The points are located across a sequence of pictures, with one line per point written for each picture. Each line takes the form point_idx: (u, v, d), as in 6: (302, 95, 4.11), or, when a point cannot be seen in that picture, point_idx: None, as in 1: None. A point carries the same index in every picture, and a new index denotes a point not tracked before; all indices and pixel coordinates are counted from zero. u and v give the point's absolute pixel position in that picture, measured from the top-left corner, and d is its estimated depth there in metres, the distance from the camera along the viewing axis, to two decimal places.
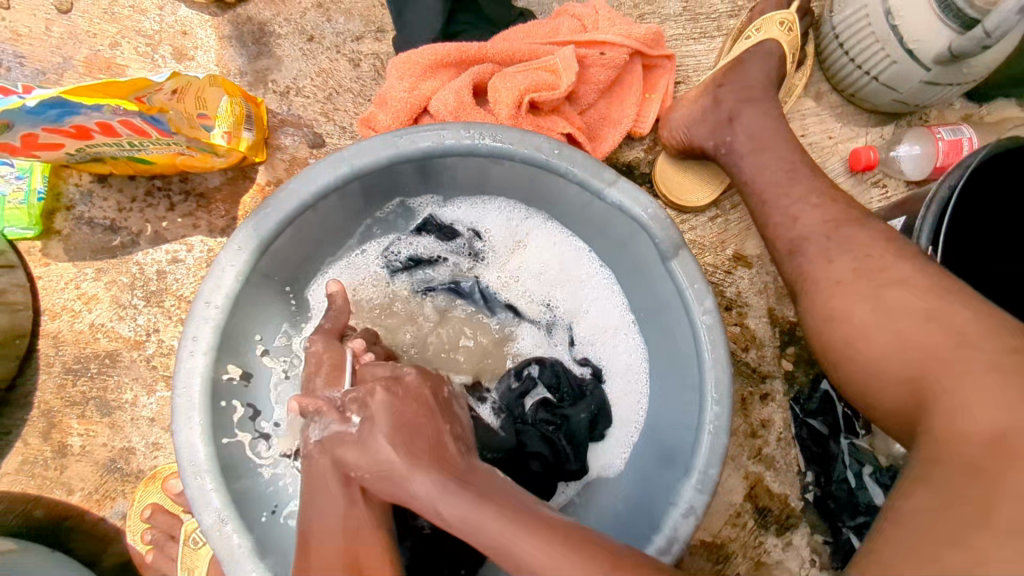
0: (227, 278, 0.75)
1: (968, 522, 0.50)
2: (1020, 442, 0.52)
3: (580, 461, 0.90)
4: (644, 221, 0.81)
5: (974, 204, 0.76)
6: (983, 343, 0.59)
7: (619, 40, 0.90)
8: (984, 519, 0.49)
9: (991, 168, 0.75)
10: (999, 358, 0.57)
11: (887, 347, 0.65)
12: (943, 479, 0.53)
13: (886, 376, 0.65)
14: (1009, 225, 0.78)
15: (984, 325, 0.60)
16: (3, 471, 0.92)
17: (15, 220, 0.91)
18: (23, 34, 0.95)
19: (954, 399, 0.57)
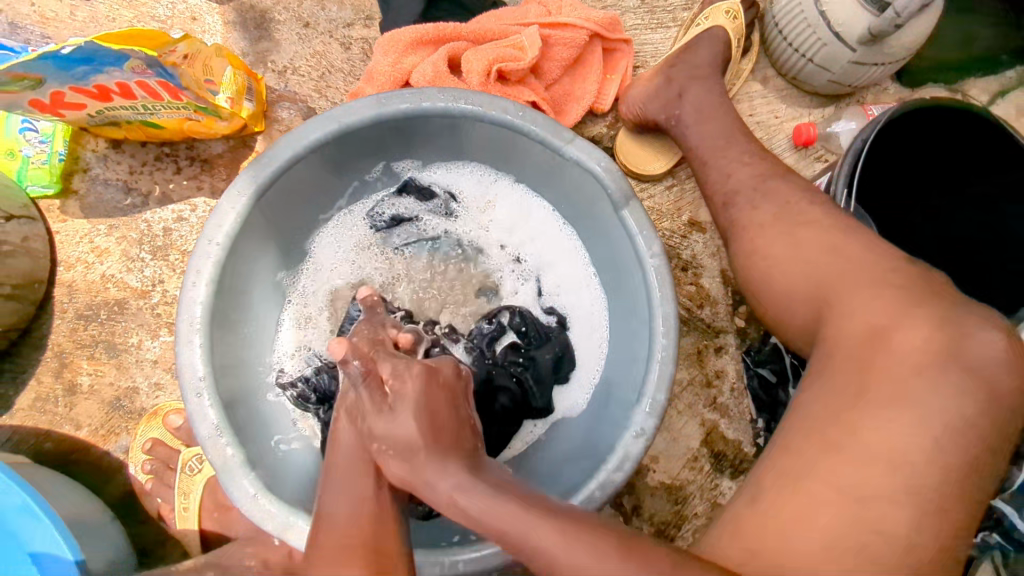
0: (228, 219, 0.84)
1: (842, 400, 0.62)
2: (892, 335, 0.63)
3: (545, 398, 1.00)
4: (598, 174, 0.91)
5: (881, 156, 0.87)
6: (870, 262, 0.69)
7: (578, 22, 1.02)
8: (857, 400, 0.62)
9: (896, 126, 0.85)
10: (880, 275, 0.68)
11: (794, 272, 0.74)
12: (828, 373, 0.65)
13: (796, 297, 0.74)
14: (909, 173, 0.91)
15: (870, 250, 0.71)
16: (18, 407, 1.00)
17: (38, 179, 1.02)
18: (50, 17, 1.06)
19: (844, 307, 0.68)
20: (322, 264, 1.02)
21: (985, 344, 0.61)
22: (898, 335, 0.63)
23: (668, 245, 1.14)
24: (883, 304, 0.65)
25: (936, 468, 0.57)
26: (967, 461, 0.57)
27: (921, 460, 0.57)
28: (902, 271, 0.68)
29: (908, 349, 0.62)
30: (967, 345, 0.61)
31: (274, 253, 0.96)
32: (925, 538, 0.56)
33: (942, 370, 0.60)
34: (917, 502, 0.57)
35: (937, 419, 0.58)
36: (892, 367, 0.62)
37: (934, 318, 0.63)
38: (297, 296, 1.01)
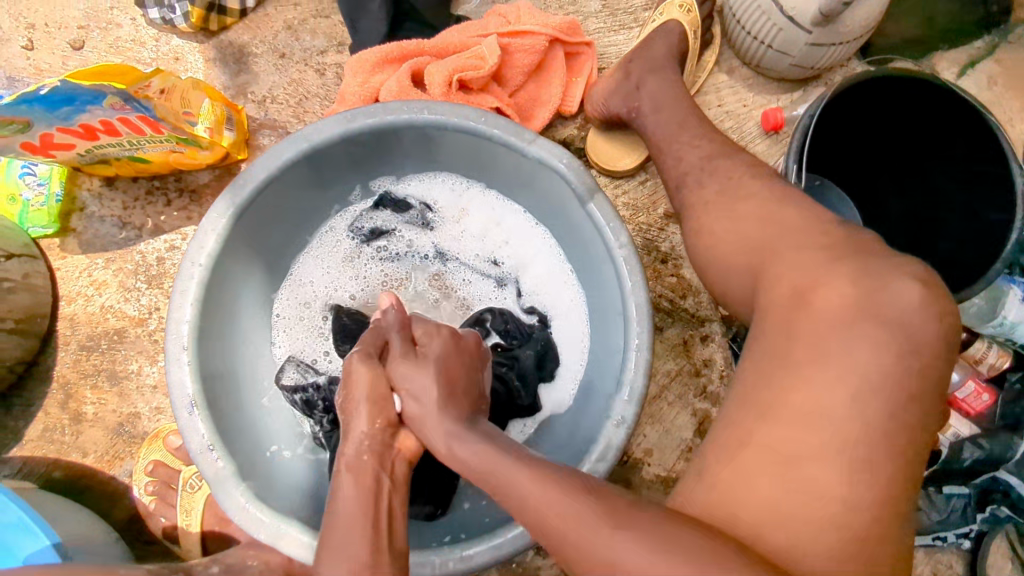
0: (209, 240, 0.88)
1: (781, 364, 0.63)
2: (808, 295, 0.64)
3: (531, 396, 1.00)
4: (561, 171, 0.93)
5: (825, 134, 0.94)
6: (806, 230, 0.70)
7: (537, 29, 1.06)
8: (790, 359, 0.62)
9: (837, 104, 0.90)
10: (815, 238, 0.69)
11: (736, 245, 0.75)
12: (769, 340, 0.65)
13: (729, 266, 0.75)
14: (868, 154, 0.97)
15: (800, 215, 0.72)
16: (27, 438, 1.03)
17: (38, 220, 1.07)
18: (45, 69, 1.14)
19: (773, 273, 0.69)
20: (306, 281, 1.06)
21: (918, 295, 0.61)
22: (818, 294, 0.64)
23: (646, 239, 1.15)
24: (800, 267, 0.66)
25: (874, 424, 0.58)
26: (902, 416, 0.58)
27: (870, 418, 0.58)
28: (830, 233, 0.68)
29: (824, 306, 0.62)
30: (893, 295, 0.61)
31: (259, 272, 1.00)
32: (864, 492, 0.57)
33: (874, 325, 0.60)
34: (855, 458, 0.58)
35: (871, 375, 0.59)
36: (808, 329, 0.62)
37: (850, 274, 0.64)
38: (286, 314, 1.04)
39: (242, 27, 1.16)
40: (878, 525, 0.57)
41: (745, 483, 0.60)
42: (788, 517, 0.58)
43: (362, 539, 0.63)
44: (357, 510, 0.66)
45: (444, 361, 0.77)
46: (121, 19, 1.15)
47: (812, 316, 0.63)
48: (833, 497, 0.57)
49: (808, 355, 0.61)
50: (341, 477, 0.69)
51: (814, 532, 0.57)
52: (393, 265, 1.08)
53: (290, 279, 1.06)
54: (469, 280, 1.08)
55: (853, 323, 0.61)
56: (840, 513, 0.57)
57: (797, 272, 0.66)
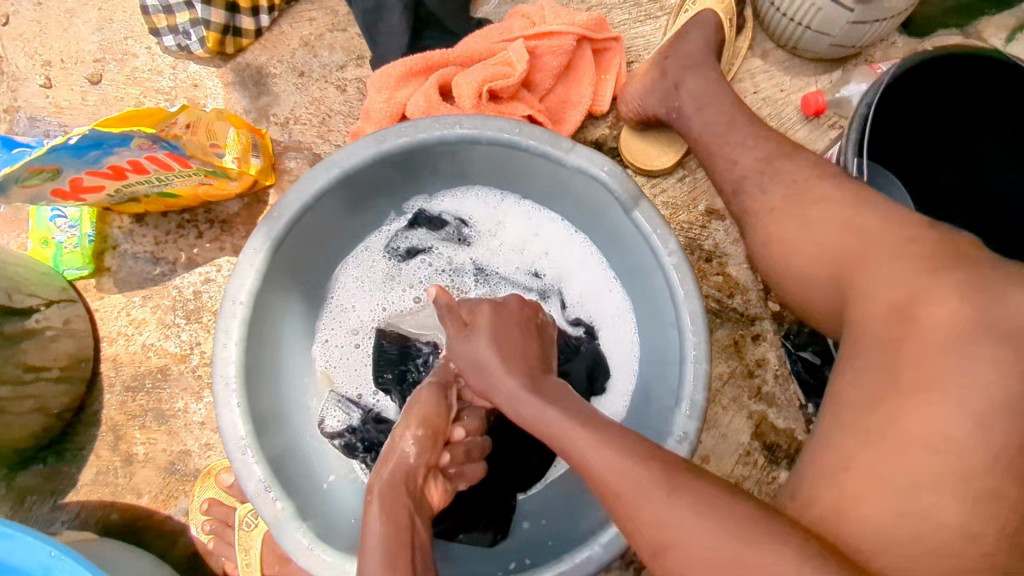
0: (249, 277, 0.87)
1: (881, 387, 0.60)
2: (915, 307, 0.61)
3: (584, 411, 0.98)
4: (603, 179, 0.90)
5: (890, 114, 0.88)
6: (884, 233, 0.68)
7: (564, 29, 1.02)
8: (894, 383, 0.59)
9: (905, 82, 0.85)
10: (898, 245, 0.67)
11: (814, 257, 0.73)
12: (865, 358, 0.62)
13: (814, 276, 0.73)
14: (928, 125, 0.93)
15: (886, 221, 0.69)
16: (81, 483, 1.02)
17: (72, 262, 1.06)
18: (65, 106, 1.12)
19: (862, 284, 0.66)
20: (347, 308, 1.04)
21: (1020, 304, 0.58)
22: (922, 306, 0.61)
23: (689, 238, 1.12)
24: (898, 278, 0.64)
25: (984, 445, 0.54)
26: (1015, 435, 0.55)
27: (978, 440, 0.55)
28: (923, 239, 0.66)
29: (938, 321, 0.59)
30: (998, 307, 0.58)
31: (298, 304, 0.98)
32: (979, 517, 0.54)
33: (977, 339, 0.57)
34: (966, 482, 0.54)
35: (978, 394, 0.55)
36: (922, 341, 0.59)
37: (959, 287, 0.60)
38: (328, 342, 1.03)
39: (259, 47, 1.13)
40: (998, 555, 0.54)
41: (840, 516, 0.57)
42: (893, 549, 0.55)
43: (401, 557, 0.65)
44: (390, 534, 0.66)
45: (494, 334, 0.76)
46: (137, 49, 1.13)
47: (917, 334, 0.60)
48: (945, 522, 0.54)
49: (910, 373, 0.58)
50: (372, 504, 0.69)
51: (922, 565, 0.54)
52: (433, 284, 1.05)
53: (330, 307, 1.04)
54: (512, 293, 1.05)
55: (965, 338, 0.58)
56: (953, 543, 0.54)
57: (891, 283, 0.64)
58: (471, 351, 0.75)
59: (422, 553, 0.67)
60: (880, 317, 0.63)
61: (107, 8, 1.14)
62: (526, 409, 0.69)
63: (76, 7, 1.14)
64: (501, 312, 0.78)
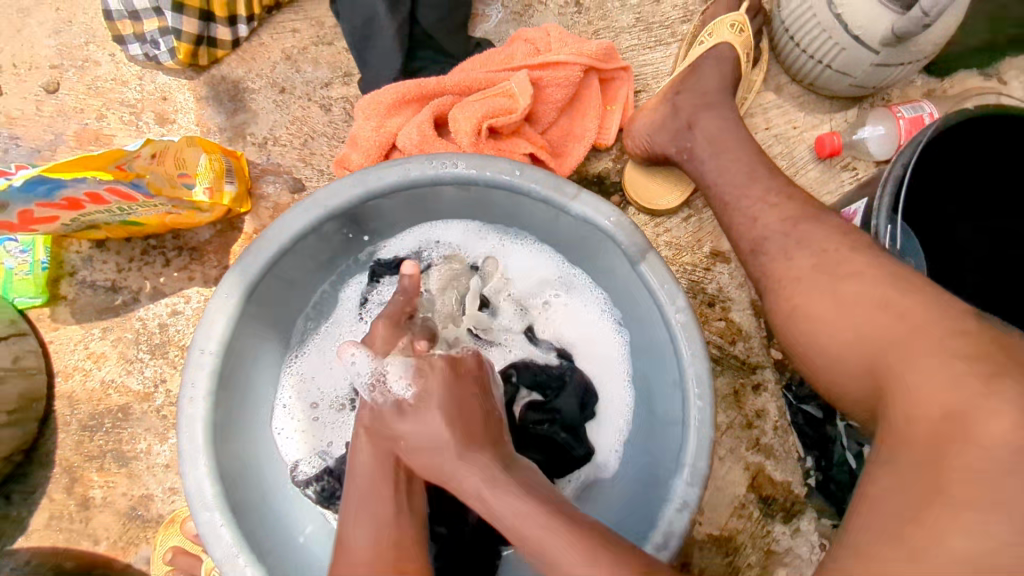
0: (218, 326, 0.80)
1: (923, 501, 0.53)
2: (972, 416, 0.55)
3: (585, 446, 0.93)
4: (610, 230, 0.83)
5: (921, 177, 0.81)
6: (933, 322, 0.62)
7: (571, 59, 0.94)
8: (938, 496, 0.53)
9: (940, 144, 0.78)
10: (951, 334, 0.60)
11: (850, 335, 0.68)
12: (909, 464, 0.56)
13: (846, 357, 0.69)
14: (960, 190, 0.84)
15: (934, 309, 0.63)
16: (33, 528, 0.97)
17: (24, 290, 0.97)
18: (16, 116, 1.01)
19: (907, 381, 0.60)
20: (329, 346, 0.97)
21: None
22: (975, 417, 0.54)
23: (692, 281, 1.06)
24: (950, 378, 0.57)
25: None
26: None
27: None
28: (973, 332, 0.60)
29: (986, 432, 0.53)
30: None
31: (274, 346, 0.91)
32: None
33: None
34: None
35: None
36: (975, 454, 0.53)
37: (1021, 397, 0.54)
38: (304, 383, 0.95)
39: (235, 59, 1.04)
40: None
41: None
42: None
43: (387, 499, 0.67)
44: (373, 475, 0.69)
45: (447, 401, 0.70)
46: (99, 56, 1.03)
47: (964, 442, 0.54)
48: None
49: (971, 496, 0.52)
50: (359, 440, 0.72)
51: None
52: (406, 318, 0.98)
53: (309, 345, 0.97)
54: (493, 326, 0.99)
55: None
56: None
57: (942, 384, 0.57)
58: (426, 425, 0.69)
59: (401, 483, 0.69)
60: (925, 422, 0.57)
61: (66, 9, 1.03)
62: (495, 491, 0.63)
63: (30, 7, 1.03)
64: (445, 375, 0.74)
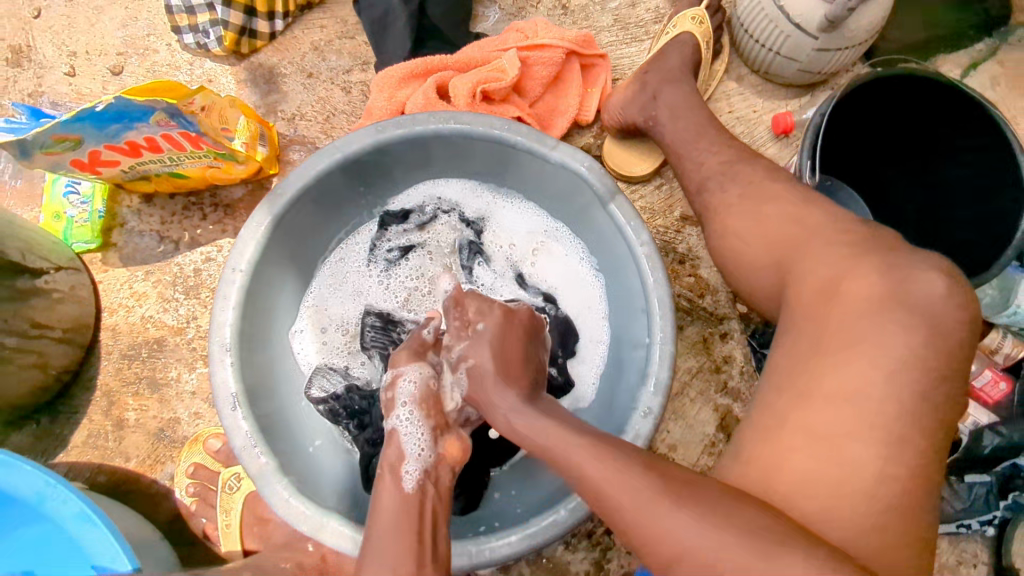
0: (249, 248, 0.93)
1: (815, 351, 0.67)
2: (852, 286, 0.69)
3: (563, 375, 1.05)
4: (584, 175, 0.97)
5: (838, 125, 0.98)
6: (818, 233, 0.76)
7: (555, 42, 1.12)
8: (821, 345, 0.67)
9: (852, 98, 0.94)
10: (840, 232, 0.75)
11: (763, 245, 0.81)
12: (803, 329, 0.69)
13: (761, 263, 0.81)
14: (886, 138, 1.02)
15: (831, 215, 0.77)
16: (72, 444, 1.07)
17: (82, 236, 1.12)
18: (86, 93, 1.20)
19: (803, 268, 0.74)
20: (343, 285, 1.11)
21: (921, 289, 0.66)
22: (849, 285, 0.69)
23: (664, 241, 1.19)
24: (831, 262, 0.72)
25: (895, 399, 0.62)
26: (923, 395, 0.63)
27: (879, 395, 0.63)
28: (853, 235, 0.73)
29: (857, 295, 0.68)
30: (913, 282, 0.66)
31: (294, 279, 1.04)
32: (884, 458, 0.62)
33: (895, 313, 0.65)
34: (884, 433, 0.62)
35: (894, 356, 0.64)
36: (839, 316, 0.68)
37: (880, 264, 0.69)
38: (321, 316, 1.09)
39: (272, 49, 1.22)
40: (906, 501, 0.62)
41: (760, 458, 0.66)
42: (811, 487, 0.63)
43: (406, 534, 0.70)
44: (395, 514, 0.72)
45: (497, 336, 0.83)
46: (158, 45, 1.22)
47: (841, 307, 0.68)
48: (858, 463, 0.62)
49: (843, 340, 0.66)
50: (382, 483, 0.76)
51: (839, 500, 0.62)
52: (408, 264, 1.11)
53: (324, 286, 1.10)
54: (487, 272, 1.12)
55: (885, 309, 0.66)
56: (866, 484, 0.62)
57: (823, 266, 0.72)
58: (481, 344, 0.83)
59: (429, 535, 0.71)
60: (810, 294, 0.71)
61: (133, 8, 1.23)
62: (519, 416, 0.75)
63: (104, 5, 1.22)
64: (510, 321, 0.85)
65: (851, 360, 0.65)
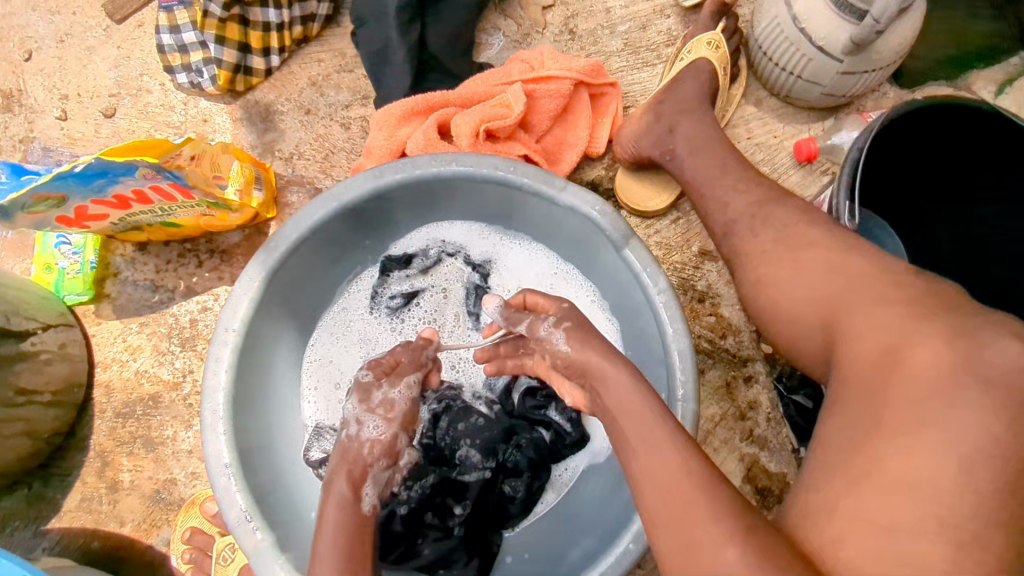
0: (242, 306, 0.87)
1: (866, 430, 0.60)
2: (904, 355, 0.62)
3: (578, 430, 0.96)
4: (595, 219, 0.90)
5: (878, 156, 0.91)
6: (868, 278, 0.70)
7: (562, 73, 1.06)
8: (877, 425, 0.60)
9: (891, 131, 0.87)
10: (884, 291, 0.68)
11: (808, 297, 0.75)
12: (848, 403, 0.63)
13: (803, 320, 0.75)
14: (925, 170, 0.95)
15: (875, 267, 0.71)
16: (65, 509, 1.02)
17: (73, 288, 1.08)
18: (78, 138, 1.16)
19: (853, 327, 0.68)
20: (343, 335, 1.05)
21: (1005, 353, 0.58)
22: (908, 352, 0.62)
23: (682, 278, 1.12)
24: (889, 323, 0.65)
25: (966, 489, 0.54)
26: (1003, 486, 0.54)
27: (951, 485, 0.55)
28: (911, 284, 0.68)
29: (922, 367, 0.60)
30: (984, 351, 0.59)
31: (292, 332, 0.99)
32: (954, 561, 0.53)
33: (968, 388, 0.57)
34: (954, 528, 0.54)
35: (964, 439, 0.56)
36: (909, 384, 0.60)
37: (940, 329, 0.62)
38: (321, 370, 1.04)
39: (268, 86, 1.17)
40: None
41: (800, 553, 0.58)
42: None
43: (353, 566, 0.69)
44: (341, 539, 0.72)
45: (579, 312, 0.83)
46: (150, 85, 1.17)
47: (906, 379, 0.61)
48: (923, 564, 0.53)
49: (905, 420, 0.59)
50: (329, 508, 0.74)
51: None
52: (413, 312, 1.05)
53: (326, 337, 1.05)
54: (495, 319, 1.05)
55: (954, 381, 0.58)
56: None
57: (878, 328, 0.65)
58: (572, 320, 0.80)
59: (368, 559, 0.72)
60: (869, 362, 0.64)
61: (125, 47, 1.19)
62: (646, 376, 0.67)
63: (95, 45, 1.19)
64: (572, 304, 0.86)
65: (909, 439, 0.57)
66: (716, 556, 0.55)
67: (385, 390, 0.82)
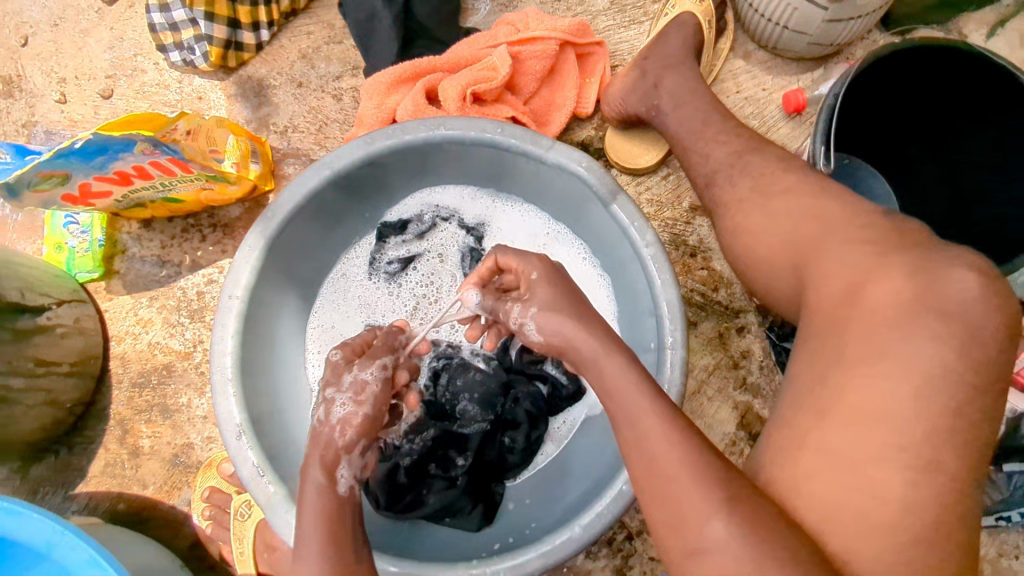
0: (244, 274, 0.91)
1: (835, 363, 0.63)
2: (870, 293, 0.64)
3: (574, 383, 1.00)
4: (582, 175, 0.92)
5: (863, 97, 0.92)
6: (842, 219, 0.72)
7: (547, 34, 1.07)
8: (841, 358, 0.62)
9: (872, 74, 0.88)
10: (856, 233, 0.70)
11: (780, 242, 0.76)
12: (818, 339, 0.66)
13: (775, 263, 0.77)
14: (912, 110, 0.96)
15: (849, 209, 0.72)
16: (90, 474, 1.08)
17: (84, 265, 1.12)
18: (78, 120, 1.18)
19: (821, 269, 0.69)
20: (344, 300, 1.09)
21: (958, 284, 0.61)
22: (876, 289, 0.64)
23: (673, 234, 1.14)
24: (860, 262, 0.67)
25: (924, 414, 0.57)
26: (957, 410, 0.57)
27: (911, 412, 0.57)
28: (880, 225, 0.69)
29: (883, 301, 0.63)
30: (944, 287, 0.61)
31: (294, 299, 1.03)
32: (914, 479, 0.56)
33: (929, 319, 0.60)
34: (909, 453, 0.57)
35: (925, 368, 0.58)
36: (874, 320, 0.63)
37: (906, 266, 0.64)
38: (324, 335, 1.08)
39: (259, 60, 1.19)
40: (938, 527, 0.56)
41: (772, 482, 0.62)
42: (835, 514, 0.58)
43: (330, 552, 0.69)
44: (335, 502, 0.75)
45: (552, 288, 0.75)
46: (145, 65, 1.20)
47: (866, 314, 0.63)
48: (882, 486, 0.57)
49: (865, 353, 0.61)
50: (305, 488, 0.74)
51: (859, 529, 0.57)
52: (410, 276, 1.09)
53: (328, 303, 1.09)
54: None
55: (913, 315, 0.61)
56: (894, 508, 0.56)
57: (850, 268, 0.67)
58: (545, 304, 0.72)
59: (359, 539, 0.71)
60: (833, 300, 0.66)
61: (118, 28, 1.21)
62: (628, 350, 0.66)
63: (89, 27, 1.21)
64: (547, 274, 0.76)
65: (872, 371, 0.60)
66: (698, 488, 0.58)
67: (354, 372, 0.79)
